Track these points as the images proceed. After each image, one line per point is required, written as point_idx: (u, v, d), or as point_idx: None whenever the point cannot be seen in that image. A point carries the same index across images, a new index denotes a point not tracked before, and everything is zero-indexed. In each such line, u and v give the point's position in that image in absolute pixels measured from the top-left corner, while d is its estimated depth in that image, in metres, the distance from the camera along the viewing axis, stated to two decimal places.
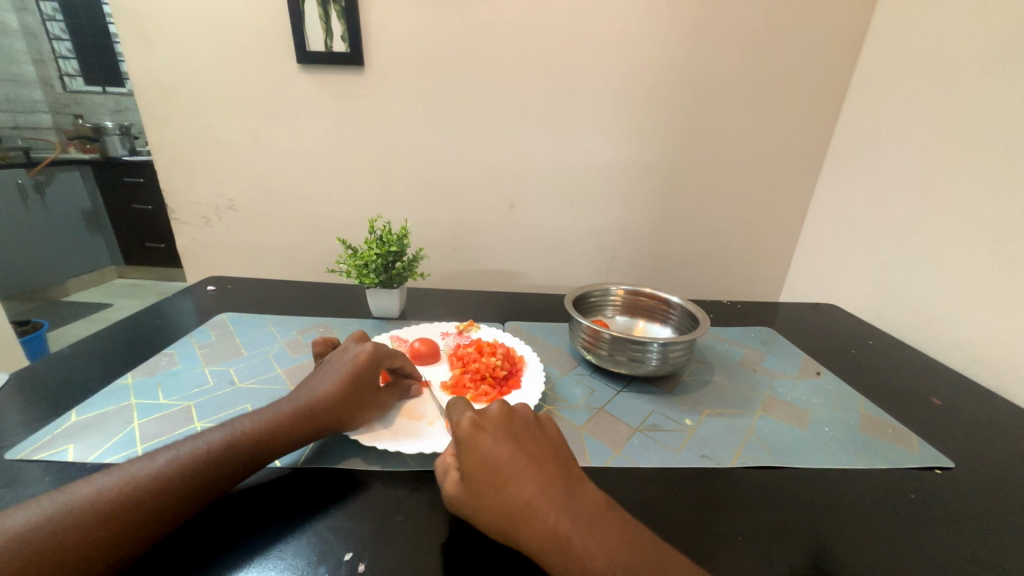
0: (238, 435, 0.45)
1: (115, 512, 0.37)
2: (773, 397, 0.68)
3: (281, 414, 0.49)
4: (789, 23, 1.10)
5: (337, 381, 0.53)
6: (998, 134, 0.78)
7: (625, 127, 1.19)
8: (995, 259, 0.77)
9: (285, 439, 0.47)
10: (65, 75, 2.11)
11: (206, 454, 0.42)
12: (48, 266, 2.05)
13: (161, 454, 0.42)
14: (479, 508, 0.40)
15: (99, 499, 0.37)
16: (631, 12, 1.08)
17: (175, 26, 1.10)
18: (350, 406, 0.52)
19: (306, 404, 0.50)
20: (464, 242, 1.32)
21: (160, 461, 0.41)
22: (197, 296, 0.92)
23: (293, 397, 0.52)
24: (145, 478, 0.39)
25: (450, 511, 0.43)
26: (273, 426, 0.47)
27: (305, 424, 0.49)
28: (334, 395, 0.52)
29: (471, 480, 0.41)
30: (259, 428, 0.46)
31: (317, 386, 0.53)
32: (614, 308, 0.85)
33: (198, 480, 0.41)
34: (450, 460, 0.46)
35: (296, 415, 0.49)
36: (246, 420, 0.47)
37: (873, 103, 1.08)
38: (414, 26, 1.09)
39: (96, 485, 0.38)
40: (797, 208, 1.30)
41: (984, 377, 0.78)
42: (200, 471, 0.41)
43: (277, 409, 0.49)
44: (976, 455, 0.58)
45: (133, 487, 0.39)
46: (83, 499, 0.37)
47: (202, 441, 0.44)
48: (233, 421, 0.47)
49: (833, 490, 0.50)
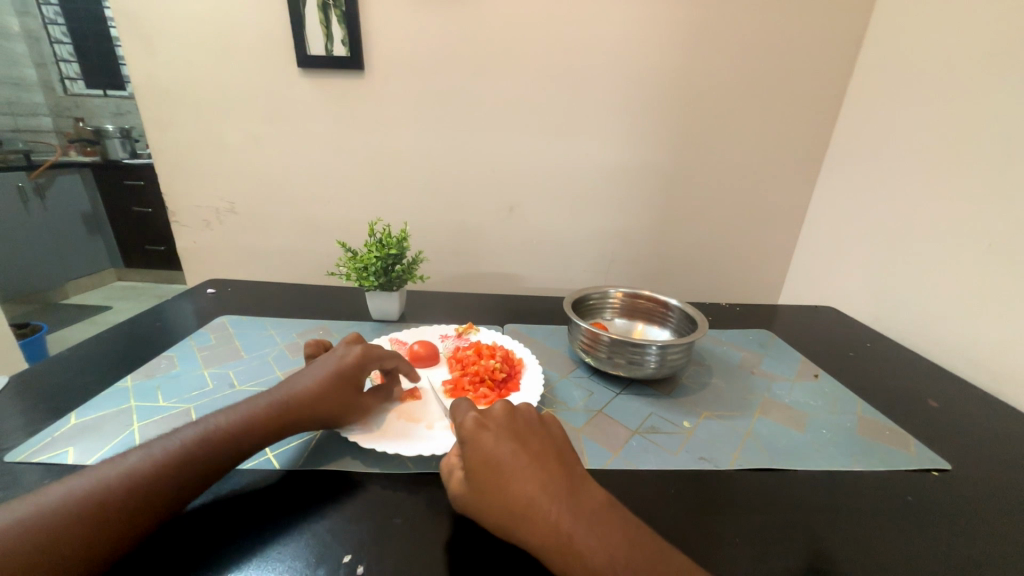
0: (213, 430, 0.45)
1: (93, 510, 0.37)
2: (771, 399, 0.68)
3: (259, 408, 0.49)
4: (787, 28, 1.11)
5: (319, 378, 0.53)
6: (994, 136, 0.79)
7: (624, 130, 1.20)
8: (992, 261, 0.78)
9: (261, 433, 0.47)
10: (66, 79, 2.13)
11: (180, 452, 0.42)
12: (50, 269, 2.06)
13: (132, 453, 0.42)
14: (483, 507, 0.40)
15: (75, 499, 0.37)
16: (629, 17, 1.09)
17: (177, 29, 1.10)
18: (331, 403, 0.52)
19: (285, 398, 0.50)
20: (463, 244, 1.33)
21: (132, 459, 0.41)
22: (196, 299, 0.92)
23: (272, 392, 0.51)
24: (119, 477, 0.39)
25: (456, 509, 0.44)
26: (249, 420, 0.47)
27: (282, 418, 0.49)
28: (312, 393, 0.51)
29: (474, 478, 0.41)
30: (235, 424, 0.46)
31: (300, 381, 0.53)
32: (612, 311, 0.85)
33: (176, 475, 0.41)
34: (456, 460, 0.46)
35: (276, 409, 0.49)
36: (222, 416, 0.47)
37: (869, 109, 1.09)
38: (415, 31, 1.10)
39: (67, 487, 0.38)
40: (795, 212, 1.30)
41: (980, 379, 0.79)
42: (176, 467, 0.41)
43: (256, 403, 0.50)
44: (974, 457, 0.58)
45: (107, 485, 0.38)
46: (53, 501, 0.37)
47: (177, 438, 0.44)
48: (208, 417, 0.47)
49: (832, 492, 0.50)
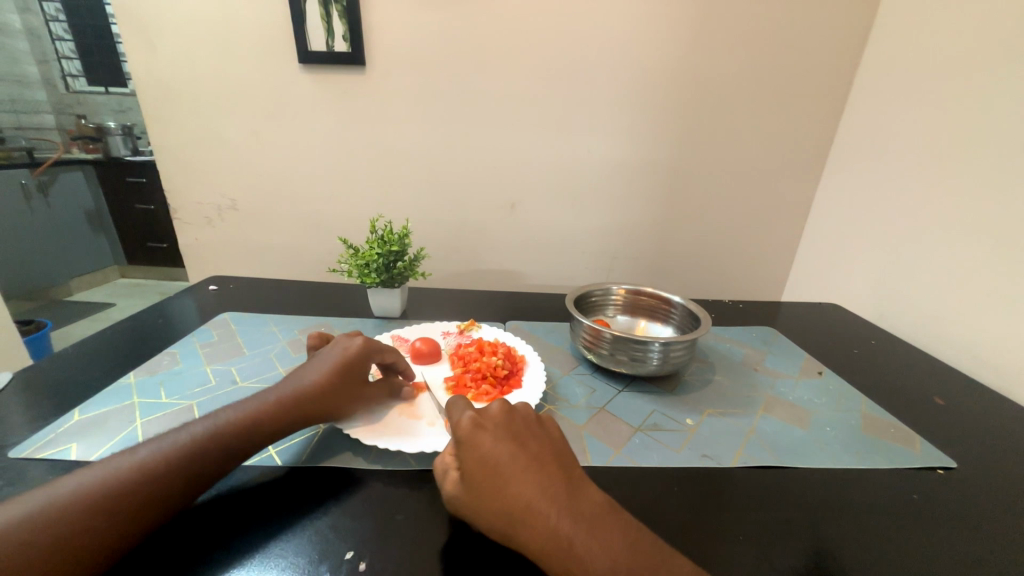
0: (222, 425, 0.45)
1: (101, 504, 0.37)
2: (775, 397, 0.68)
3: (267, 404, 0.49)
4: (792, 21, 1.09)
5: (324, 373, 0.53)
6: (1001, 130, 0.77)
7: (625, 125, 1.19)
8: (998, 257, 0.77)
9: (271, 428, 0.47)
10: (68, 76, 2.13)
11: (190, 447, 0.42)
12: (55, 266, 2.07)
13: (144, 446, 0.42)
14: (480, 509, 0.40)
15: (86, 492, 0.37)
16: (631, 10, 1.07)
17: (176, 25, 1.10)
18: (336, 398, 0.52)
19: (292, 394, 0.50)
20: (465, 240, 1.33)
21: (143, 454, 0.41)
22: (199, 296, 0.93)
23: (279, 387, 0.52)
24: (129, 471, 0.39)
25: (450, 511, 0.43)
26: (258, 414, 0.48)
27: (290, 414, 0.49)
28: (321, 386, 0.52)
29: (470, 479, 0.41)
30: (243, 417, 0.47)
31: (304, 376, 0.53)
32: (615, 307, 0.85)
33: (186, 471, 0.41)
34: (450, 460, 0.45)
35: (284, 405, 0.49)
36: (230, 411, 0.47)
37: (875, 103, 1.08)
38: (415, 25, 1.09)
39: (80, 479, 0.38)
40: (799, 208, 1.29)
41: (986, 377, 0.78)
42: (185, 463, 0.41)
43: (263, 398, 0.50)
44: (979, 456, 0.57)
45: (118, 479, 0.39)
46: (66, 493, 0.37)
47: (187, 432, 0.44)
48: (218, 412, 0.47)
49: (836, 490, 0.50)
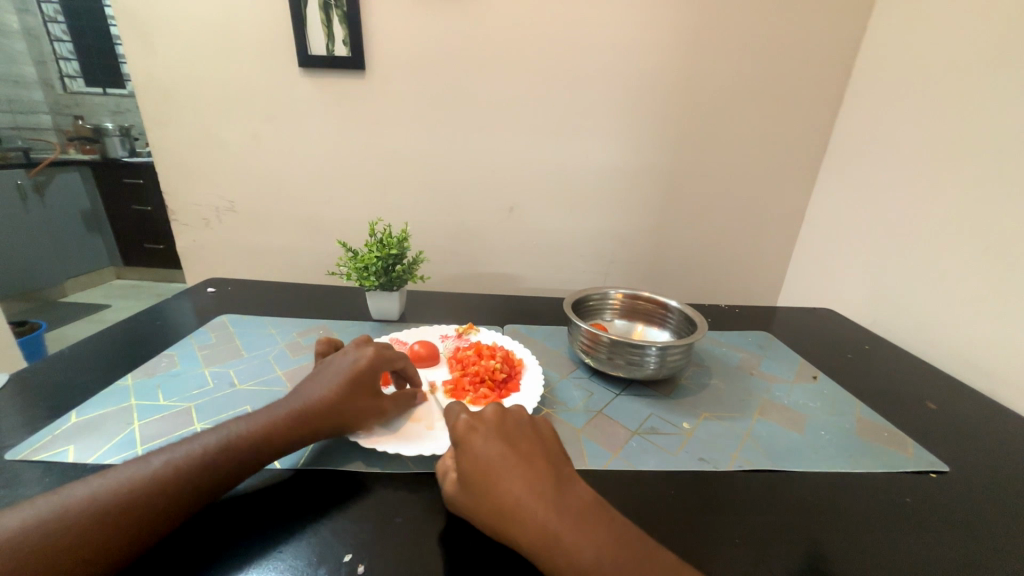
0: (233, 437, 0.45)
1: (109, 514, 0.37)
2: (771, 400, 0.68)
3: (278, 418, 0.48)
4: (787, 31, 1.11)
5: (335, 385, 0.52)
6: (992, 139, 0.79)
7: (624, 131, 1.20)
8: (989, 264, 0.78)
9: (281, 442, 0.47)
10: (65, 77, 2.13)
11: (200, 457, 0.42)
12: (49, 267, 2.04)
13: (156, 456, 0.42)
14: (473, 509, 0.40)
15: (96, 501, 0.37)
16: (629, 18, 1.09)
17: (177, 28, 1.10)
18: (350, 411, 0.51)
19: (302, 407, 0.50)
20: (463, 244, 1.33)
21: (154, 463, 0.41)
22: (196, 298, 0.92)
23: (290, 400, 0.51)
24: (139, 481, 0.39)
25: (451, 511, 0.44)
26: (269, 428, 0.47)
27: (304, 427, 0.49)
28: (333, 400, 0.51)
29: (465, 479, 0.41)
30: (254, 430, 0.46)
31: (315, 389, 0.52)
32: (612, 312, 0.86)
33: (196, 483, 0.41)
34: (450, 462, 0.46)
35: (293, 420, 0.48)
36: (241, 422, 0.47)
37: (868, 112, 1.10)
38: (416, 30, 1.10)
39: (91, 487, 0.38)
40: (795, 214, 1.31)
41: (978, 382, 0.79)
42: (195, 472, 0.41)
43: (273, 412, 0.49)
44: (972, 459, 0.58)
45: (127, 489, 0.38)
46: (77, 501, 0.37)
47: (199, 444, 0.43)
48: (229, 423, 0.47)
49: (831, 493, 0.50)
